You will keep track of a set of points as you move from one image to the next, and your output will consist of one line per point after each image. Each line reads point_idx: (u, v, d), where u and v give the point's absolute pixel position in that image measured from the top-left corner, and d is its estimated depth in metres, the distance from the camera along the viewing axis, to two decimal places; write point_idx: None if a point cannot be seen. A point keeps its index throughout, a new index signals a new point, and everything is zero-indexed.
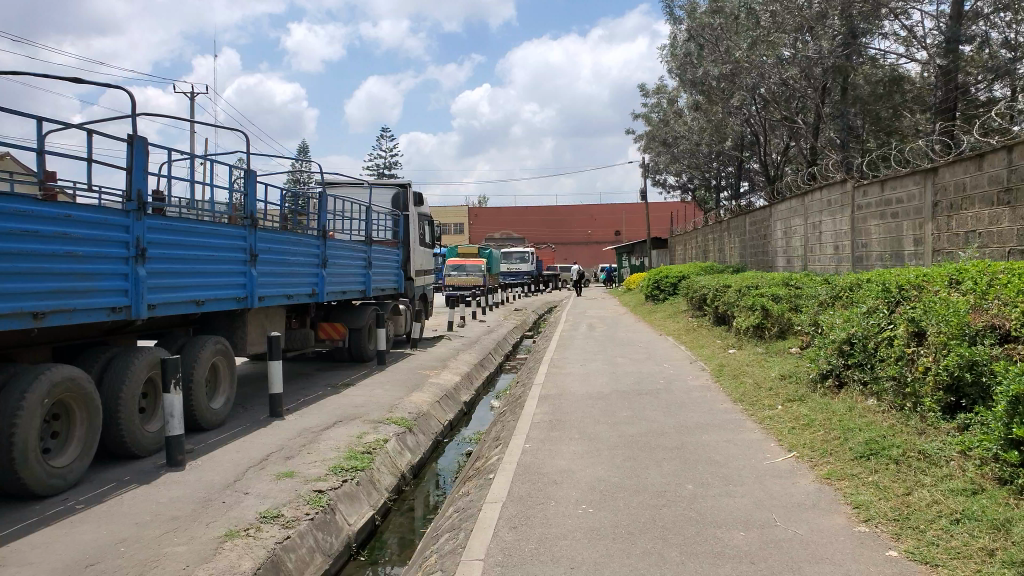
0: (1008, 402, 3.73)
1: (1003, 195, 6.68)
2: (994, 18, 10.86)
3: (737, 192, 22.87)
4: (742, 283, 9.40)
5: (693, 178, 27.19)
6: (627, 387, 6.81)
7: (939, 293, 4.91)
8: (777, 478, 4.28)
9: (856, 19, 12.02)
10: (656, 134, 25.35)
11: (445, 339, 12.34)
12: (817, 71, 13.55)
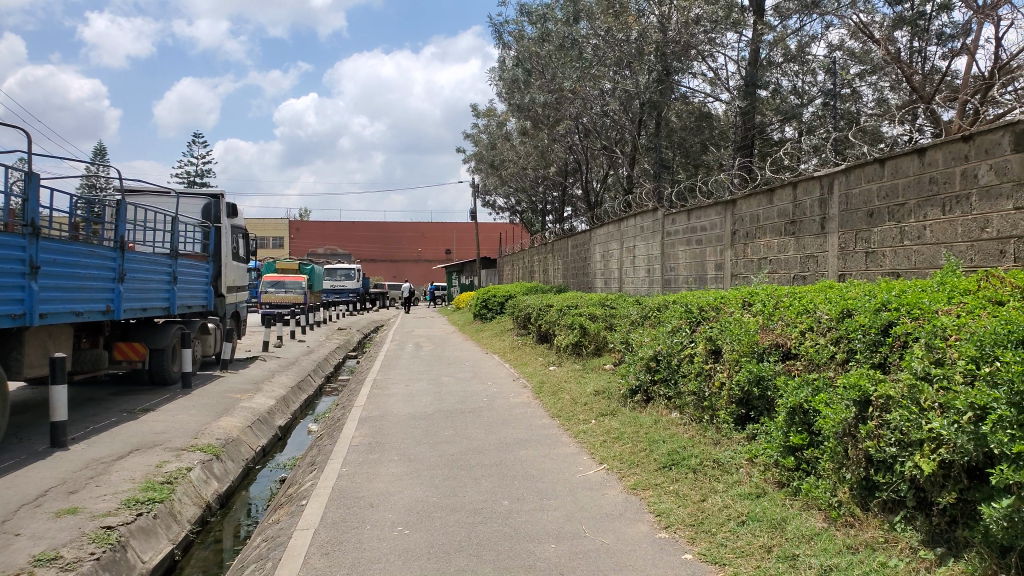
0: (786, 413, 4.46)
1: (788, 227, 7.49)
2: (785, 68, 12.34)
3: (561, 216, 24.02)
4: (563, 302, 9.80)
5: (523, 201, 28.17)
6: (450, 407, 6.84)
7: (733, 313, 5.39)
8: (587, 491, 4.46)
9: (669, 57, 13.10)
10: (485, 157, 26.09)
11: (260, 361, 11.77)
12: (636, 105, 14.52)
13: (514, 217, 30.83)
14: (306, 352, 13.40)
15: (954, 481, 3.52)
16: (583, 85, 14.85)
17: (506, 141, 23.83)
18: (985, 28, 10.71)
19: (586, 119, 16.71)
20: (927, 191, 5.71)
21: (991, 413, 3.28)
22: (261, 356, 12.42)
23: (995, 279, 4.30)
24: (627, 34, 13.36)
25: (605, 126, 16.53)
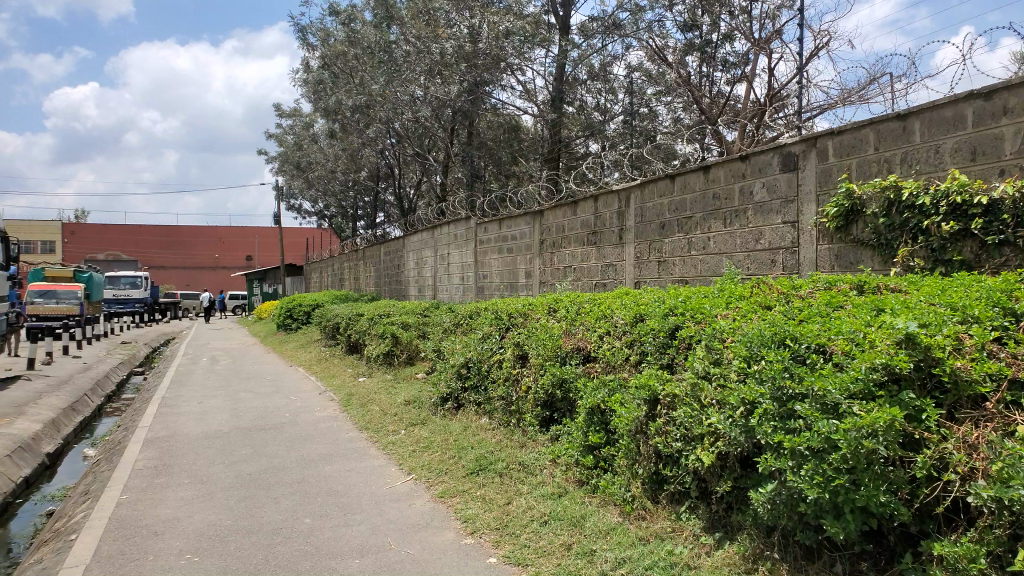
0: (586, 414, 4.69)
1: (591, 237, 7.99)
2: (589, 85, 12.97)
3: (373, 223, 23.84)
4: (374, 311, 9.85)
5: (331, 206, 27.35)
6: (249, 424, 6.47)
7: (540, 320, 5.63)
8: (394, 502, 4.40)
9: (480, 69, 13.35)
10: (291, 158, 25.27)
11: (23, 382, 10.42)
12: (447, 113, 14.77)
13: (323, 222, 30.05)
14: (82, 371, 12.07)
15: (729, 471, 3.89)
16: (392, 90, 14.95)
17: (313, 142, 23.10)
18: (758, 59, 12.07)
19: (398, 124, 16.64)
20: (711, 205, 6.44)
21: (758, 406, 3.72)
22: (26, 377, 10.95)
23: (764, 285, 4.79)
24: (440, 44, 13.46)
25: (417, 133, 16.55)
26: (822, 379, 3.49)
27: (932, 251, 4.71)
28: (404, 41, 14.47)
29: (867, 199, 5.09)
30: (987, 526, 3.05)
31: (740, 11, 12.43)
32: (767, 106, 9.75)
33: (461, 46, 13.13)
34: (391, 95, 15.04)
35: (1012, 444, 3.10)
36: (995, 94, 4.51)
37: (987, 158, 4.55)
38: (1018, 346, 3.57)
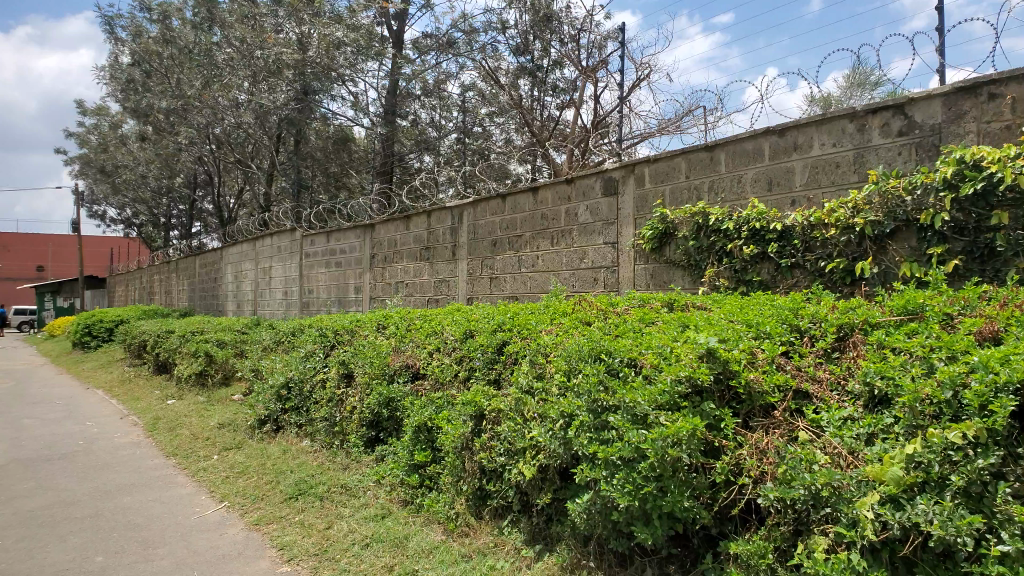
0: (412, 432, 4.67)
1: (424, 252, 8.33)
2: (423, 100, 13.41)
3: (188, 234, 22.62)
4: (185, 328, 9.47)
5: (140, 214, 25.27)
6: (33, 455, 5.81)
7: (368, 337, 5.63)
8: (203, 533, 4.12)
9: (310, 78, 13.11)
10: (95, 161, 23.41)
11: None
12: (271, 121, 14.17)
13: (132, 231, 28.06)
14: None
15: (549, 482, 3.99)
16: (212, 93, 14.65)
17: (120, 145, 21.59)
18: (587, 86, 12.68)
19: (218, 129, 15.84)
20: (539, 225, 6.83)
21: (575, 419, 3.86)
22: None
23: (586, 302, 5.00)
24: (266, 50, 13.18)
25: (237, 139, 15.84)
26: (633, 391, 3.69)
27: (735, 272, 5.32)
28: (226, 43, 14.13)
29: (679, 223, 5.68)
30: (774, 524, 3.35)
31: (569, 39, 12.88)
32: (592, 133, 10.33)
33: (286, 53, 12.87)
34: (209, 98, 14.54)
35: (794, 448, 3.43)
36: (786, 132, 5.27)
37: (780, 189, 5.29)
38: (801, 359, 4.02)
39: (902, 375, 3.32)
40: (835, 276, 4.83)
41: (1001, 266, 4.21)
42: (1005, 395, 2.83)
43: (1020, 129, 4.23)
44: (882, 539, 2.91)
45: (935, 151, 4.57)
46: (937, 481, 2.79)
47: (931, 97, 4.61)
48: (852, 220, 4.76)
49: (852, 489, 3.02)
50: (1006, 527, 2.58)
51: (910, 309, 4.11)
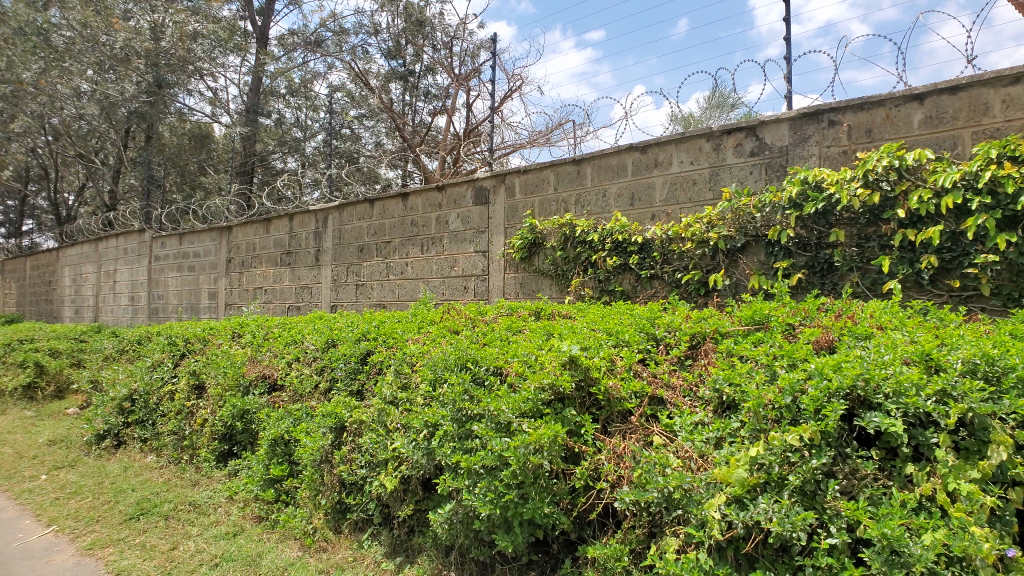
0: (268, 445, 4.50)
1: (285, 257, 8.41)
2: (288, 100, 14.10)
3: (19, 233, 20.78)
4: (11, 336, 8.67)
5: None
6: None
7: (222, 346, 5.48)
8: (26, 561, 3.75)
9: (164, 69, 13.13)
10: None
11: None
12: (120, 115, 13.64)
13: None
14: None
15: (412, 493, 3.93)
16: (49, 79, 13.65)
17: None
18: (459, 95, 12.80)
19: (57, 120, 14.62)
20: (409, 232, 7.03)
21: (439, 428, 3.83)
22: None
23: (454, 310, 4.99)
24: (113, 37, 12.85)
25: (79, 132, 14.77)
26: (497, 401, 3.70)
27: (598, 282, 5.61)
28: (66, 27, 13.31)
29: (547, 234, 5.94)
30: (630, 527, 3.45)
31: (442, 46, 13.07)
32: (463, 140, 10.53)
33: (138, 40, 12.79)
34: (48, 85, 13.58)
35: (649, 452, 3.56)
36: (648, 149, 5.55)
37: (642, 204, 5.58)
38: (657, 366, 4.20)
39: (747, 381, 3.55)
40: (691, 287, 5.17)
41: (838, 280, 4.74)
42: (836, 400, 3.07)
43: (854, 154, 4.75)
44: (727, 538, 3.06)
45: (783, 171, 5.00)
46: (777, 481, 3.01)
47: (779, 120, 5.04)
48: (706, 234, 5.11)
49: (701, 491, 3.19)
50: (835, 521, 2.79)
51: (757, 319, 4.37)
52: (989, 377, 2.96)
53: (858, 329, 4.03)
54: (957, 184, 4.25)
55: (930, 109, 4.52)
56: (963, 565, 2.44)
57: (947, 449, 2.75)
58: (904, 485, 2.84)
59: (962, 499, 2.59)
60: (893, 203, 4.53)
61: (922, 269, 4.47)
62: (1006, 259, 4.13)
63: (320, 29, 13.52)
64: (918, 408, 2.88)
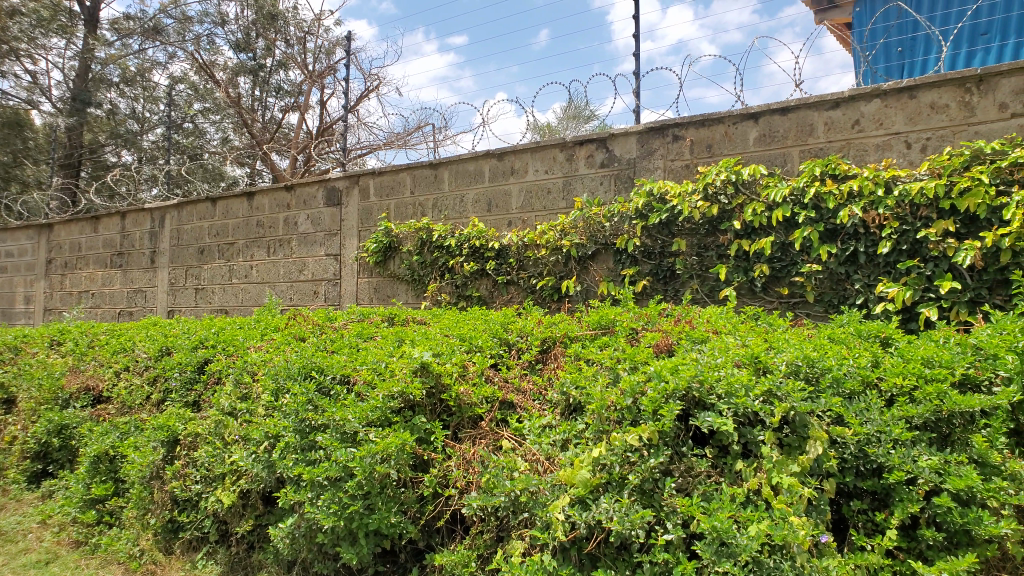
0: (89, 463, 4.18)
1: (116, 258, 8.31)
2: (122, 89, 13.24)
3: None
4: None
5: None
6: None
7: (38, 355, 5.15)
8: None
9: None
10: None
11: None
12: None
13: None
14: None
15: (251, 509, 3.74)
16: None
17: None
18: (312, 92, 12.77)
19: None
20: (253, 233, 7.09)
21: (281, 440, 3.67)
22: None
23: (300, 316, 4.82)
24: None
25: None
26: (343, 409, 3.61)
27: (455, 288, 5.77)
28: None
29: (404, 238, 6.07)
30: (478, 532, 3.51)
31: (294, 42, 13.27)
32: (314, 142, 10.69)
33: None
34: None
35: (497, 457, 3.63)
36: (504, 156, 5.74)
37: (498, 210, 5.76)
38: (508, 371, 4.26)
39: (592, 384, 3.70)
40: (545, 292, 5.39)
41: (680, 287, 5.06)
42: (673, 400, 3.39)
43: (696, 168, 5.09)
44: (571, 539, 3.21)
45: (630, 183, 5.28)
46: (618, 480, 3.24)
47: (628, 133, 5.31)
48: (560, 241, 5.35)
49: (547, 493, 3.32)
50: (671, 518, 3.06)
51: (603, 323, 4.53)
52: (808, 377, 3.64)
53: (696, 333, 4.24)
54: (786, 199, 4.65)
55: (764, 128, 4.94)
56: (783, 552, 2.84)
57: (772, 445, 3.22)
58: (734, 479, 3.24)
59: (784, 492, 3.01)
60: (730, 215, 4.88)
61: (755, 277, 4.83)
62: (827, 269, 4.57)
63: (160, 15, 12.88)
64: (747, 407, 3.33)
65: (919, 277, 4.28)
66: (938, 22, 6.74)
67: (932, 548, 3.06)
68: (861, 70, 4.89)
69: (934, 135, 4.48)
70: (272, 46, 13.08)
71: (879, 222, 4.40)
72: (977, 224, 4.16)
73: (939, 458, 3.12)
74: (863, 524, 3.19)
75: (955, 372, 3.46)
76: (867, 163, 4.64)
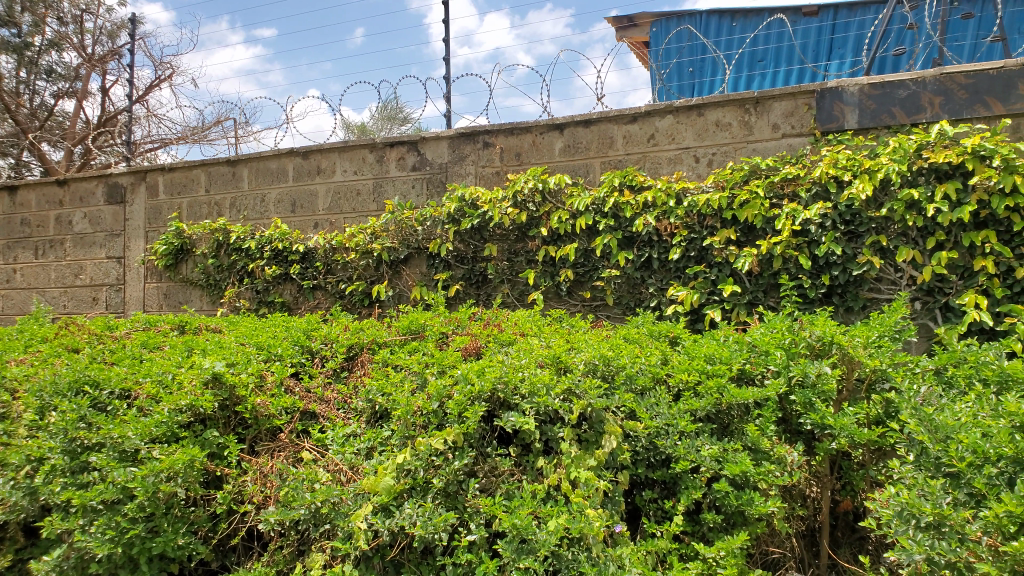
0: None
1: None
2: None
3: None
4: None
5: None
6: None
7: None
8: None
9: None
10: None
11: None
12: None
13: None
14: None
15: (10, 542, 3.34)
16: None
17: None
18: (90, 78, 12.01)
19: None
20: (17, 233, 6.80)
21: (45, 462, 3.30)
22: None
23: (75, 325, 4.41)
24: None
25: None
26: (121, 426, 3.32)
27: (256, 293, 5.70)
28: None
29: (197, 240, 5.92)
30: (277, 548, 3.35)
31: (69, 20, 12.27)
32: (92, 131, 10.17)
33: None
34: None
35: (297, 469, 3.49)
36: (310, 155, 5.65)
37: (304, 211, 5.69)
38: (311, 381, 4.11)
39: (398, 390, 3.64)
40: (355, 298, 5.34)
41: (491, 291, 5.17)
42: (478, 402, 3.45)
43: (505, 175, 5.23)
44: (374, 547, 3.15)
45: (442, 188, 5.34)
46: (422, 485, 3.23)
47: (439, 138, 5.37)
48: (370, 245, 5.29)
49: (349, 503, 3.22)
50: (474, 518, 3.14)
51: (414, 327, 4.46)
52: (605, 375, 3.87)
53: (503, 336, 4.32)
54: (588, 208, 4.89)
55: (569, 139, 5.15)
56: (580, 543, 2.99)
57: (570, 441, 3.40)
58: (535, 475, 3.37)
59: (581, 485, 3.19)
60: (538, 221, 5.03)
61: (560, 282, 5.00)
62: (625, 273, 4.85)
63: None
64: (548, 406, 3.47)
65: (705, 280, 4.65)
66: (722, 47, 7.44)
67: (712, 530, 3.40)
68: (654, 87, 5.14)
69: (718, 150, 4.90)
70: (43, 23, 11.97)
71: (670, 231, 4.75)
72: (754, 233, 4.63)
73: (718, 447, 3.46)
74: (654, 514, 3.48)
75: (733, 367, 3.83)
76: (661, 175, 4.99)
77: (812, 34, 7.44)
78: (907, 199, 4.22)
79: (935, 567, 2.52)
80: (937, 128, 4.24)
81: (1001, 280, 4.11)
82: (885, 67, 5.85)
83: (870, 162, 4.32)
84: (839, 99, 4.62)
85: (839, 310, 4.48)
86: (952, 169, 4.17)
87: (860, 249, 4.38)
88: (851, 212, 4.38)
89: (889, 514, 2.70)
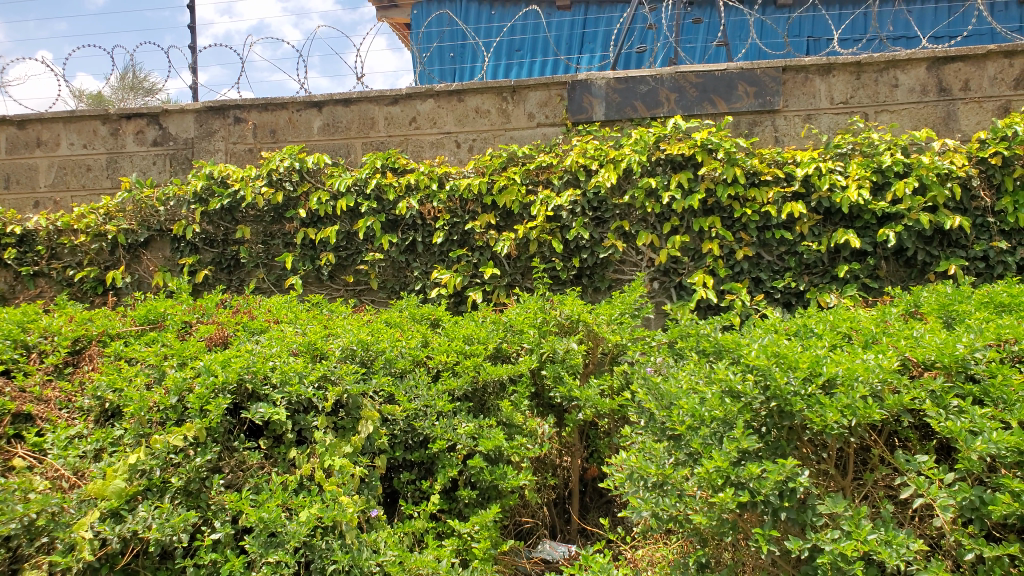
0: None
1: None
2: None
3: None
4: None
5: None
6: None
7: None
8: None
9: None
10: None
11: None
12: None
13: None
14: None
15: None
16: None
17: None
18: None
19: None
20: None
21: None
22: None
23: None
24: None
25: None
26: None
27: None
28: None
29: None
30: None
31: None
32: None
33: None
34: None
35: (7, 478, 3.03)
36: (28, 125, 5.24)
37: (20, 187, 5.26)
38: (26, 378, 3.66)
39: (130, 386, 3.32)
40: (85, 286, 4.92)
41: (244, 276, 4.96)
42: (221, 395, 3.17)
43: (259, 153, 5.06)
44: (101, 557, 2.76)
45: (187, 165, 5.10)
46: (159, 485, 2.93)
47: (184, 111, 5.09)
48: (103, 227, 4.92)
49: (71, 512, 2.79)
50: (219, 516, 2.93)
51: (151, 318, 4.16)
52: (363, 360, 3.70)
53: (253, 324, 4.07)
54: (350, 189, 4.79)
55: (327, 117, 5.03)
56: (334, 531, 2.92)
57: (326, 429, 3.27)
58: (287, 466, 3.22)
59: (336, 473, 3.09)
60: (295, 202, 4.86)
61: (321, 265, 4.88)
62: (388, 257, 4.80)
63: None
64: (301, 395, 3.30)
65: (467, 263, 4.72)
66: (483, 34, 7.66)
67: (467, 506, 3.47)
68: (417, 68, 5.11)
69: (477, 136, 5.02)
70: None
71: (434, 215, 4.78)
72: (512, 218, 4.77)
73: (474, 424, 3.51)
74: (411, 495, 3.47)
75: (490, 346, 3.90)
76: (423, 159, 5.01)
77: (565, 27, 7.91)
78: (646, 187, 4.55)
79: (660, 521, 2.80)
80: (671, 123, 4.61)
81: (724, 261, 4.58)
82: (629, 62, 6.35)
83: (615, 153, 4.60)
84: (588, 91, 4.89)
85: (588, 290, 4.76)
86: (685, 160, 4.58)
87: (607, 234, 4.66)
88: (598, 199, 4.65)
89: (622, 477, 2.92)
